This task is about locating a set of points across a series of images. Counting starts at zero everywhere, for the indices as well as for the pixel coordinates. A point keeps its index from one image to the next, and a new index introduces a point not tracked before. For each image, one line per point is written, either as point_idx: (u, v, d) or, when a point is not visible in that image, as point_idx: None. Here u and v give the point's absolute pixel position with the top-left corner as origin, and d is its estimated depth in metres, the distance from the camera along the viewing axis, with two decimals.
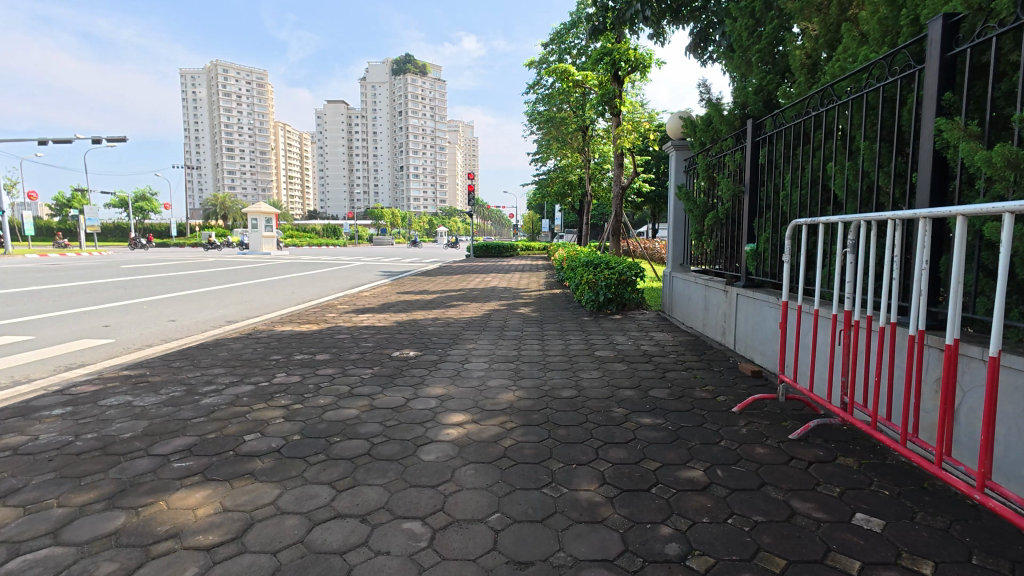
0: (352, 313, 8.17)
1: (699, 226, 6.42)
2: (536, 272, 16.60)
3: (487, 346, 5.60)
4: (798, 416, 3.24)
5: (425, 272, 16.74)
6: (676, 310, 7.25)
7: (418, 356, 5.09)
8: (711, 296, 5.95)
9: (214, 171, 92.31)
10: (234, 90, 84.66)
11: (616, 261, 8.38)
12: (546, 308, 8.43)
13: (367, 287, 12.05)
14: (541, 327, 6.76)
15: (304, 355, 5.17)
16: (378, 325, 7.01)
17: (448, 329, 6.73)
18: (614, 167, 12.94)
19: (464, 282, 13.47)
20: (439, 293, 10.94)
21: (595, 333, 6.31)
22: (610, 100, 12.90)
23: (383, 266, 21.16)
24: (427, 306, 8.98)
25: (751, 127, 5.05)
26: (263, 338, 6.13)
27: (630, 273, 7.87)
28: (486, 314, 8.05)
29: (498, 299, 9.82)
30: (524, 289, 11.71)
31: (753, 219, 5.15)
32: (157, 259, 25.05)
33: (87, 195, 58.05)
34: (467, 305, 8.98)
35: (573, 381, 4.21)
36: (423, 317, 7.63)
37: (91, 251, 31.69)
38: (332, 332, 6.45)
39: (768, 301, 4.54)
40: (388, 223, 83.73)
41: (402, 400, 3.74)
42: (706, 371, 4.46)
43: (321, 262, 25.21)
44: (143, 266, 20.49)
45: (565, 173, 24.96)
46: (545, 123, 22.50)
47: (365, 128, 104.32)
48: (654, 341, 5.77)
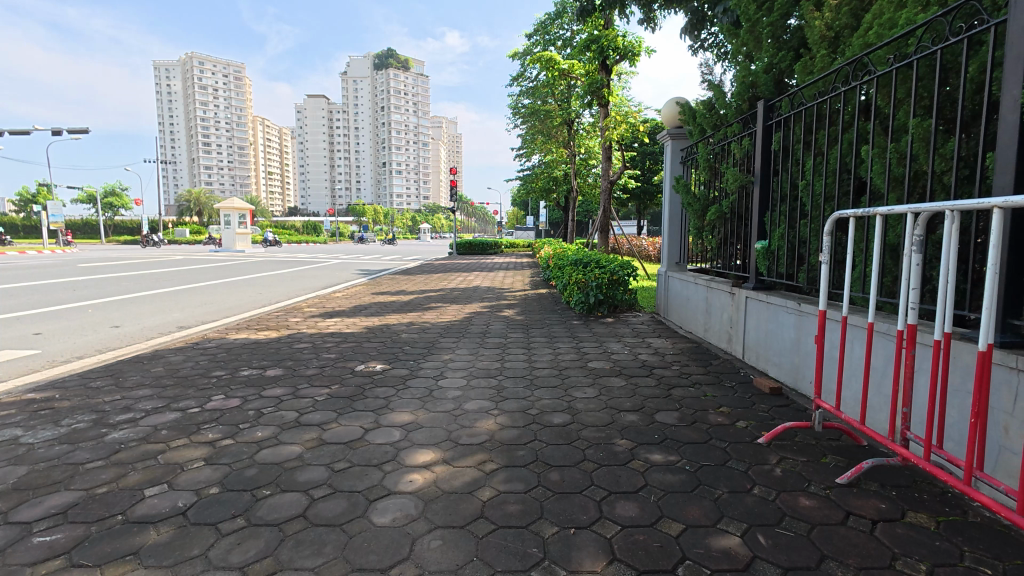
0: (319, 317, 7.43)
1: (698, 221, 5.87)
2: (521, 270, 15.98)
3: (465, 357, 4.95)
4: (840, 451, 2.68)
5: (405, 271, 15.95)
6: (673, 312, 6.70)
7: (385, 371, 4.41)
8: (714, 298, 5.39)
9: (189, 166, 89.49)
10: (210, 83, 82.13)
11: (607, 260, 7.80)
12: (531, 311, 7.80)
13: (341, 288, 11.28)
14: (527, 333, 6.13)
15: (252, 371, 4.45)
16: (345, 332, 6.29)
17: (423, 335, 6.06)
18: (602, 161, 12.35)
19: (445, 282, 12.76)
20: (417, 294, 10.22)
21: (586, 339, 5.70)
22: (598, 91, 12.29)
23: (362, 264, 20.35)
24: (403, 308, 8.29)
25: (763, 110, 4.48)
26: (210, 349, 5.38)
27: (622, 272, 7.30)
28: (466, 317, 7.40)
29: (481, 300, 9.16)
30: (508, 288, 11.06)
31: (763, 213, 4.60)
32: (121, 257, 23.72)
33: (52, 191, 55.59)
34: (446, 307, 8.32)
35: (565, 402, 3.58)
36: (397, 322, 6.94)
37: (52, 249, 30.00)
38: (292, 341, 5.73)
39: (785, 305, 3.98)
40: (371, 220, 82.19)
41: (358, 431, 3.07)
42: (716, 387, 3.88)
43: (296, 260, 24.17)
44: (103, 265, 19.28)
45: (550, 169, 24.28)
46: (529, 118, 21.81)
47: (346, 123, 102.30)
48: (652, 350, 5.19)
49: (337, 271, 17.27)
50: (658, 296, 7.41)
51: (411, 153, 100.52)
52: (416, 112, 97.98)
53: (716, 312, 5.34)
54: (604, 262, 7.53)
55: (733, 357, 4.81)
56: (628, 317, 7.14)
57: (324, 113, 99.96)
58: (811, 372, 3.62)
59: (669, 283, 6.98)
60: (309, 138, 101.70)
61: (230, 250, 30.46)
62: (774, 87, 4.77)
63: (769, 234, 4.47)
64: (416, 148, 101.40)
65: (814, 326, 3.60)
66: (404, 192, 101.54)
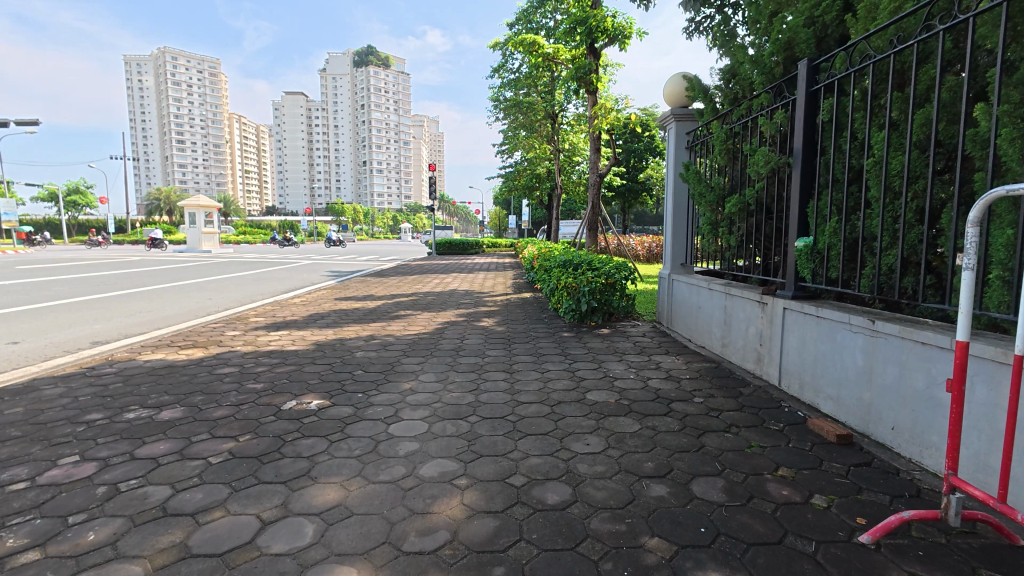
0: (262, 329, 6.28)
1: (714, 214, 4.96)
2: (503, 271, 14.95)
3: (430, 386, 3.87)
4: (999, 563, 1.71)
5: (377, 273, 14.74)
6: (680, 321, 5.77)
7: (322, 411, 3.33)
8: (735, 308, 4.44)
9: (160, 163, 86.26)
10: (183, 78, 79.28)
11: (600, 260, 6.83)
12: (514, 320, 6.75)
13: (302, 292, 10.11)
14: (509, 349, 5.11)
15: (142, 413, 3.31)
16: (286, 350, 5.16)
17: (383, 354, 4.97)
18: (589, 154, 11.37)
19: (419, 285, 11.63)
20: (386, 299, 9.10)
21: (581, 357, 4.69)
22: (585, 79, 11.32)
23: (333, 266, 19.05)
24: (366, 317, 7.19)
25: (805, 72, 3.55)
26: (105, 377, 4.21)
27: (619, 275, 6.36)
28: (438, 329, 6.32)
29: (456, 306, 8.09)
30: (487, 292, 9.99)
31: (805, 202, 3.66)
32: (71, 258, 21.92)
33: (9, 189, 52.73)
34: (415, 316, 7.22)
35: (561, 462, 2.57)
36: (355, 336, 5.82)
37: (1, 249, 27.90)
38: (215, 364, 4.58)
39: (842, 321, 3.06)
40: (350, 219, 80.30)
41: (251, 529, 2.00)
42: (760, 432, 2.92)
43: (263, 261, 22.68)
44: (45, 266, 17.57)
45: (534, 166, 23.25)
46: (512, 112, 20.78)
47: (324, 121, 99.99)
48: (663, 372, 4.21)
49: (303, 273, 15.99)
50: (659, 301, 6.48)
51: (391, 151, 98.82)
52: (397, 109, 96.17)
53: (736, 323, 4.42)
54: (597, 264, 6.59)
55: (766, 382, 3.88)
56: (625, 328, 6.18)
57: (301, 110, 97.45)
58: (892, 415, 2.68)
59: (674, 287, 6.03)
60: (286, 135, 99.02)
61: (196, 250, 28.69)
62: (817, 46, 3.82)
63: (814, 228, 3.54)
64: (396, 147, 99.70)
65: (894, 351, 2.66)
66: (385, 191, 99.79)
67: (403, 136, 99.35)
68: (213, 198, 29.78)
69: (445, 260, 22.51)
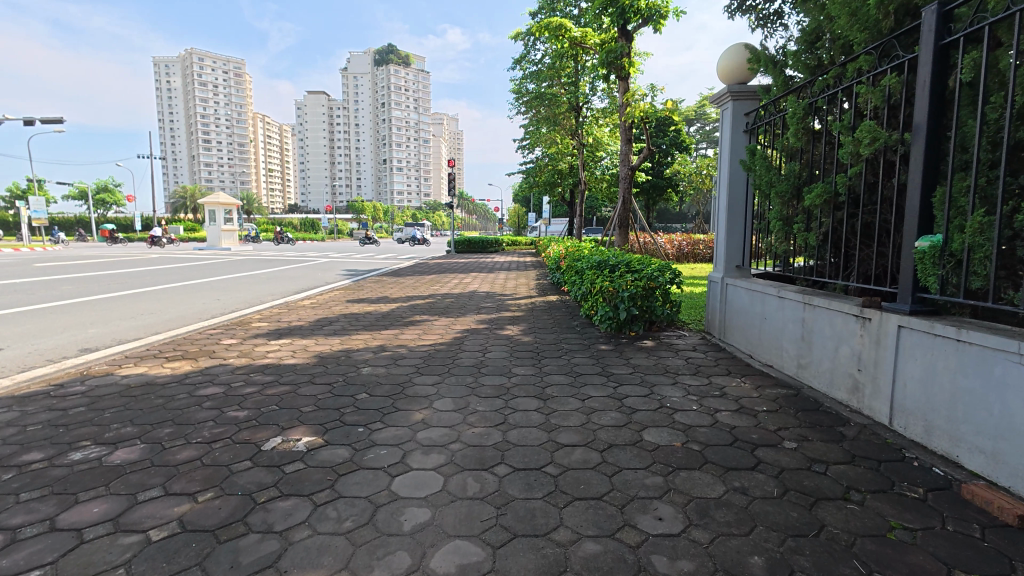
0: (262, 337, 5.64)
1: (785, 208, 4.19)
2: (525, 271, 14.23)
3: (447, 419, 3.15)
4: None
5: (394, 273, 14.14)
6: (738, 333, 4.97)
7: (311, 456, 2.63)
8: (818, 322, 3.63)
9: (186, 162, 87.62)
10: (209, 78, 80.38)
11: (640, 261, 6.06)
12: (541, 328, 6.00)
13: (314, 293, 9.53)
14: (539, 366, 4.37)
15: (90, 454, 2.66)
16: (283, 364, 4.49)
17: (393, 370, 4.28)
18: (620, 145, 10.54)
19: (437, 286, 10.95)
20: (401, 302, 8.43)
21: (626, 378, 3.94)
22: (616, 64, 10.50)
23: (349, 264, 18.58)
24: (378, 323, 6.53)
25: (934, 19, 2.74)
26: (69, 398, 3.60)
27: (662, 279, 5.57)
28: (457, 338, 5.61)
29: (477, 311, 7.37)
30: (510, 295, 9.25)
31: (930, 189, 2.85)
32: (90, 255, 21.83)
33: (42, 187, 54.01)
34: (432, 322, 6.52)
35: (629, 552, 1.82)
36: (363, 347, 5.14)
37: (27, 246, 28.13)
38: (198, 383, 3.93)
39: (1003, 348, 2.25)
40: (369, 217, 80.42)
41: None
42: (894, 503, 2.13)
43: (280, 259, 22.32)
44: (63, 263, 17.41)
45: (556, 161, 22.40)
46: (534, 105, 20.00)
47: (345, 119, 100.57)
48: (732, 401, 3.42)
49: (318, 272, 15.46)
50: (709, 307, 5.69)
51: (411, 149, 98.87)
52: (417, 107, 96.07)
53: (820, 340, 3.61)
54: (637, 265, 5.82)
55: (869, 417, 3.08)
56: (670, 339, 5.38)
57: (323, 109, 98.13)
58: None
59: (728, 292, 5.23)
60: (308, 134, 99.75)
61: (216, 248, 28.51)
62: None
63: (942, 223, 2.73)
64: (416, 145, 99.75)
65: None
66: (405, 189, 100.08)
67: (422, 134, 99.27)
68: (233, 196, 29.62)
69: (464, 259, 21.88)
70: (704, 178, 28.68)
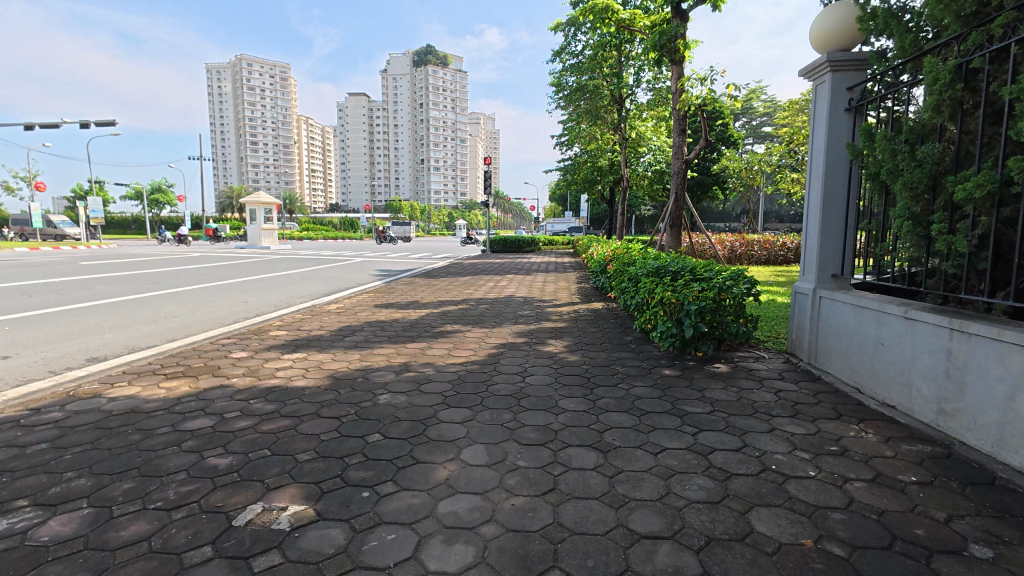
0: (277, 349, 5.06)
1: (917, 204, 3.29)
2: (564, 273, 13.41)
3: (478, 481, 2.40)
4: None
5: (427, 274, 13.56)
6: (837, 358, 4.03)
7: (293, 542, 1.92)
8: (978, 358, 2.70)
9: (233, 163, 90.84)
10: (256, 83, 82.89)
11: (705, 267, 5.18)
12: (589, 344, 5.17)
13: (341, 296, 9.01)
14: (591, 397, 3.58)
15: (17, 524, 2.04)
16: (291, 387, 3.85)
17: (416, 400, 3.56)
18: (672, 137, 9.54)
19: (471, 290, 10.26)
20: (431, 308, 7.76)
21: (706, 421, 3.10)
22: (668, 49, 9.49)
23: (382, 264, 18.20)
24: (405, 334, 5.88)
25: None
26: (38, 429, 3.05)
27: (736, 289, 4.68)
28: (492, 355, 4.85)
29: (514, 320, 6.61)
30: (549, 301, 8.46)
31: None
32: (136, 253, 22.34)
33: (100, 188, 56.83)
34: (464, 334, 5.80)
35: None
36: (384, 366, 4.45)
37: (81, 244, 29.31)
38: (188, 412, 3.33)
39: None
40: (406, 215, 81.17)
41: None
42: None
43: (314, 259, 22.21)
44: (107, 262, 17.68)
45: (595, 158, 21.37)
46: (574, 99, 19.06)
47: (384, 120, 102.05)
48: (862, 465, 2.54)
49: (350, 273, 15.10)
50: (793, 323, 4.74)
51: (448, 149, 99.31)
52: (454, 107, 96.41)
53: (979, 382, 2.69)
54: (705, 273, 4.93)
55: None
56: (746, 363, 4.48)
57: (363, 110, 99.81)
58: None
59: (821, 304, 4.29)
60: (347, 135, 101.69)
61: (255, 247, 28.88)
62: None
63: None
64: (453, 144, 100.20)
65: None
66: (442, 189, 100.78)
67: (458, 133, 99.55)
68: (272, 196, 29.94)
69: (499, 259, 21.20)
70: (753, 174, 27.02)
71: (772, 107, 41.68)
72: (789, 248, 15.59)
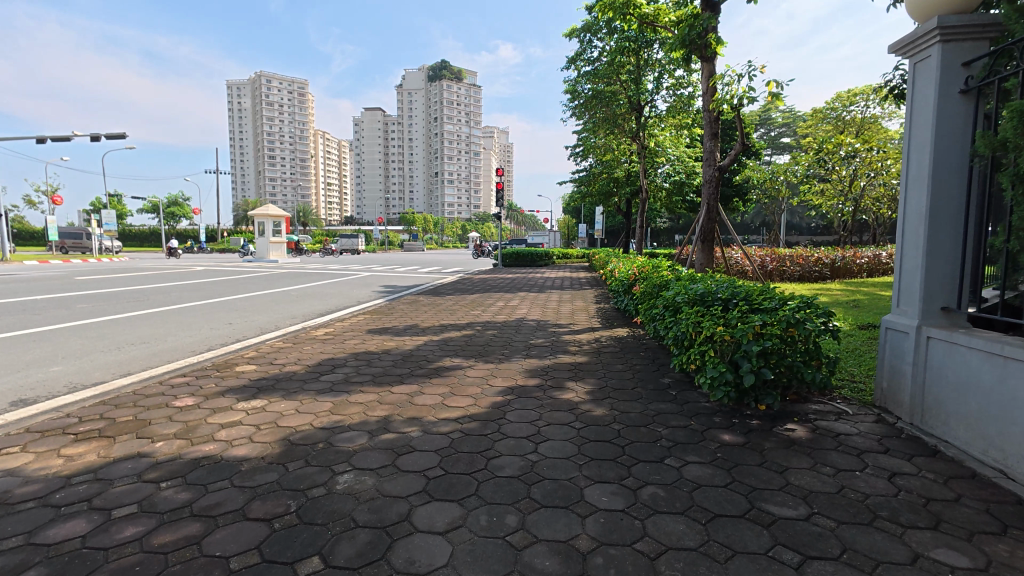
0: (233, 394, 4.11)
1: None
2: (580, 291, 12.40)
3: None
4: None
5: (432, 291, 12.66)
6: (962, 425, 2.97)
7: None
8: None
9: (250, 177, 91.85)
10: (274, 98, 83.83)
11: (765, 294, 4.14)
12: (618, 390, 4.14)
13: (333, 319, 8.09)
14: (629, 485, 2.55)
15: None
16: (225, 459, 2.90)
17: (387, 485, 2.58)
18: (703, 142, 8.57)
19: (478, 310, 9.29)
20: (431, 335, 6.78)
21: (808, 541, 2.06)
22: (698, 45, 8.47)
23: (389, 280, 17.33)
24: (393, 371, 4.89)
25: None
26: None
27: (811, 324, 3.63)
28: (497, 406, 3.84)
29: (525, 352, 5.60)
30: (565, 326, 7.45)
31: None
32: (141, 267, 21.82)
33: (118, 201, 57.39)
34: (464, 371, 4.80)
35: None
36: (357, 423, 3.47)
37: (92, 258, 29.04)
38: (67, 505, 2.39)
39: None
40: (418, 228, 80.84)
41: None
42: None
43: (320, 273, 21.48)
44: (107, 276, 17.08)
45: (611, 169, 20.39)
46: (590, 108, 18.14)
47: (399, 134, 102.68)
48: None
49: (353, 289, 14.24)
50: (884, 368, 3.68)
51: (461, 162, 99.42)
52: (468, 121, 96.69)
53: None
54: (765, 302, 3.89)
55: None
56: (827, 424, 3.41)
57: (377, 124, 100.64)
58: None
59: (928, 346, 3.25)
60: (362, 148, 102.48)
61: (264, 261, 28.33)
62: None
63: None
64: (467, 158, 100.29)
65: None
66: (455, 202, 100.78)
67: (472, 146, 99.66)
68: (281, 209, 29.39)
69: (510, 273, 20.30)
70: (777, 185, 25.82)
71: (792, 117, 40.49)
72: (824, 264, 14.60)
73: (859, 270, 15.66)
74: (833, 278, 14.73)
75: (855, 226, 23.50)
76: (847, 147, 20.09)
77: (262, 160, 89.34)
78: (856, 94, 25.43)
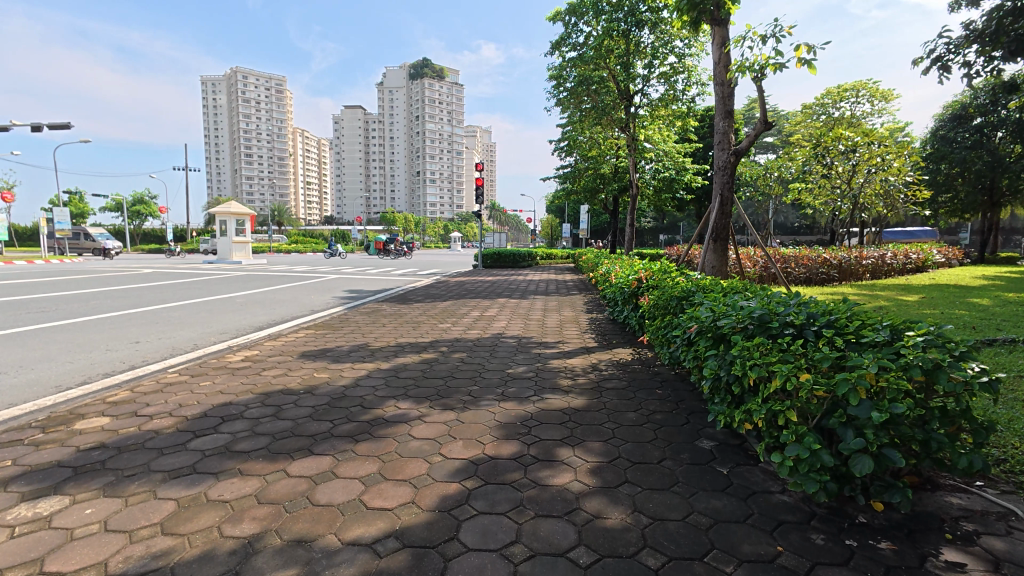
0: (22, 486, 2.55)
1: None
2: (568, 296, 11.00)
3: None
4: None
5: (400, 298, 11.10)
6: None
7: None
8: None
9: (224, 175, 88.78)
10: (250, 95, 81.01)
11: (859, 321, 2.72)
12: (641, 467, 2.68)
13: (266, 338, 6.51)
14: None
15: None
16: None
17: None
18: (715, 123, 7.21)
19: (447, 323, 7.78)
20: (379, 361, 5.26)
21: None
22: (709, 6, 6.97)
23: (356, 283, 15.73)
24: (306, 427, 3.36)
25: None
26: None
27: (959, 372, 2.20)
28: (448, 507, 2.33)
29: (500, 390, 4.12)
30: (553, 344, 5.99)
31: None
32: (83, 269, 19.74)
33: (79, 198, 54.37)
34: (409, 429, 3.27)
35: None
36: (187, 565, 1.93)
37: (40, 258, 26.74)
38: None
39: None
40: (399, 228, 78.81)
41: None
42: None
43: (282, 275, 19.72)
44: (34, 280, 15.07)
45: (598, 165, 19.11)
46: (576, 99, 16.78)
47: (380, 132, 100.46)
48: None
49: (311, 295, 12.60)
50: None
51: (444, 161, 97.67)
52: (450, 119, 95.07)
53: None
54: (870, 334, 2.48)
55: None
56: (1006, 547, 1.99)
57: (358, 123, 98.30)
58: None
59: None
60: (342, 146, 99.97)
61: (226, 262, 26.32)
62: None
63: None
64: (449, 156, 98.64)
65: None
66: (437, 201, 99.08)
67: (454, 146, 98.10)
68: (245, 206, 27.38)
69: (491, 275, 18.85)
70: (768, 183, 24.84)
71: (777, 116, 40.06)
72: (831, 264, 13.47)
73: (864, 272, 14.60)
74: (841, 280, 13.59)
75: (849, 226, 22.65)
76: (846, 141, 19.08)
77: (236, 158, 86.46)
78: (846, 90, 24.63)
